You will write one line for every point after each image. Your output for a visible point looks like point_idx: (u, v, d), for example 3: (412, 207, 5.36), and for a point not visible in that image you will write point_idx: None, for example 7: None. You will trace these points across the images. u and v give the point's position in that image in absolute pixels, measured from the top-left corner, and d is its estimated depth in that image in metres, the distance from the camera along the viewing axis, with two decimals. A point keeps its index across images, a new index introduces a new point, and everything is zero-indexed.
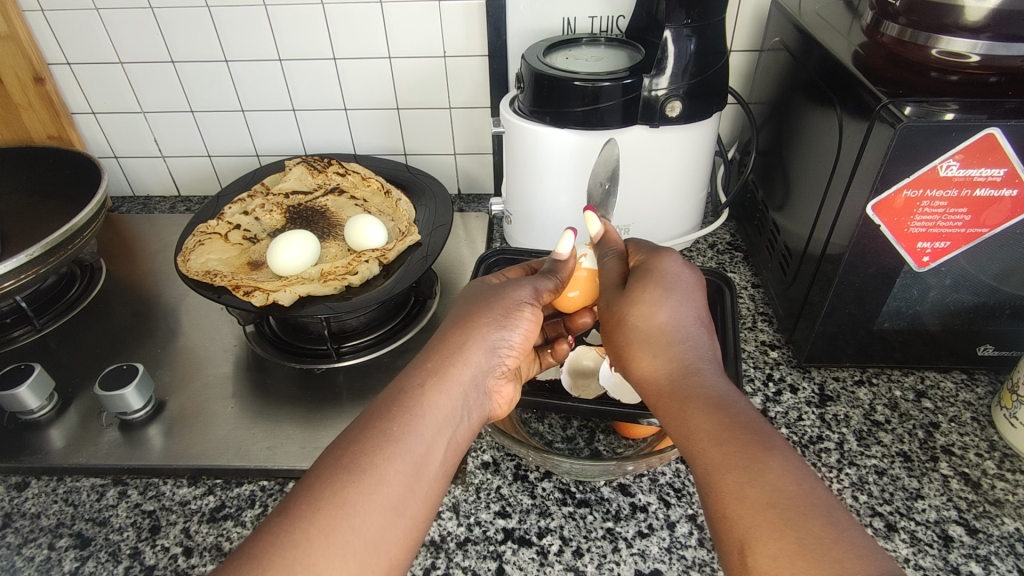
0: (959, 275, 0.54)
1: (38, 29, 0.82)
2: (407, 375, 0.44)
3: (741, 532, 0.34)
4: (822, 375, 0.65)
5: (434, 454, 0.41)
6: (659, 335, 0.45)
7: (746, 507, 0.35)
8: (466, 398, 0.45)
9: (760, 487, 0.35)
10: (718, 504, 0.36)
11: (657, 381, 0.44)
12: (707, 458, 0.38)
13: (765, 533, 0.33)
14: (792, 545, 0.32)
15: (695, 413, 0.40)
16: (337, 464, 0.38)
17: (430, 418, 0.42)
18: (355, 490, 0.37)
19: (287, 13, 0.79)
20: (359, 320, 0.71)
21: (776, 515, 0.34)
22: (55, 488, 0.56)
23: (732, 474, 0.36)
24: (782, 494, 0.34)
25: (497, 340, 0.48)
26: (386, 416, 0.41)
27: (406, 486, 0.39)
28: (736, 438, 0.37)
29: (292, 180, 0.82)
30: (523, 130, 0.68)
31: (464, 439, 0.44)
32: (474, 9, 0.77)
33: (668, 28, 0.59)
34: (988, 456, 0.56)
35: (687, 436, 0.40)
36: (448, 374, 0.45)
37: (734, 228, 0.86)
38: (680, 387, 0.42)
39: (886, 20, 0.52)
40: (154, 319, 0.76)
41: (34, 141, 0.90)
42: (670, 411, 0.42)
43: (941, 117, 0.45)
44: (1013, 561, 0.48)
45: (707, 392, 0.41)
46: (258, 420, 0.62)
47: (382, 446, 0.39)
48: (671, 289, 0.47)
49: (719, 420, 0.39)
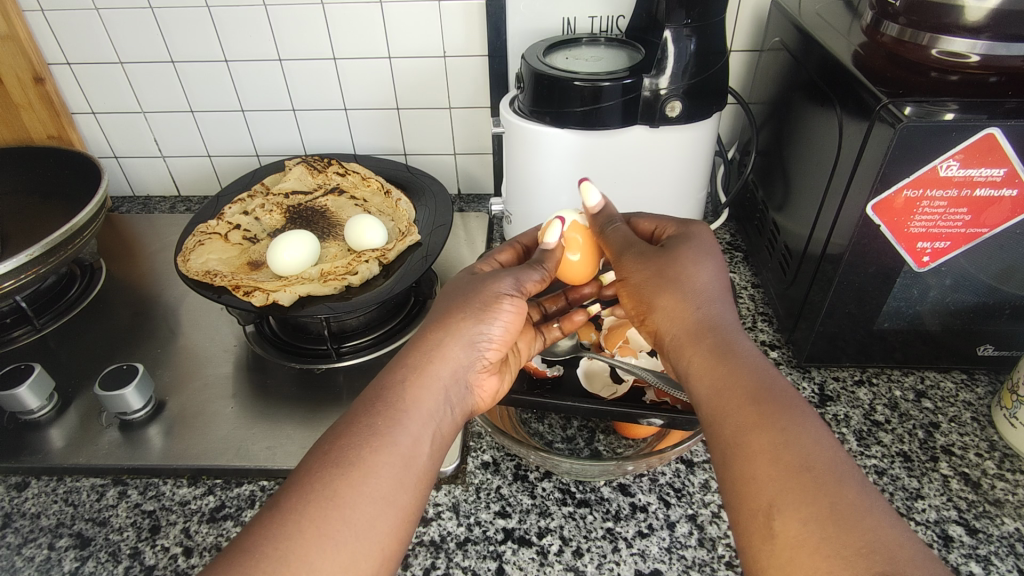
0: (959, 275, 0.54)
1: (38, 29, 0.82)
2: (389, 371, 0.45)
3: (770, 494, 0.34)
4: (822, 375, 0.65)
5: (422, 447, 0.41)
6: (696, 296, 0.45)
7: (777, 467, 0.35)
8: (447, 393, 0.45)
9: (793, 451, 0.35)
10: (747, 463, 0.36)
11: (690, 339, 0.44)
12: (739, 417, 0.38)
13: (795, 496, 0.34)
14: (824, 509, 0.32)
15: (730, 371, 0.40)
16: (324, 460, 0.38)
17: (416, 412, 0.42)
18: (344, 484, 0.37)
19: (287, 14, 0.79)
20: (359, 320, 0.71)
21: (808, 479, 0.34)
22: (55, 488, 0.56)
23: (765, 433, 0.36)
24: (814, 459, 0.35)
25: (476, 333, 0.47)
26: (370, 411, 0.41)
27: (397, 478, 0.39)
28: (771, 402, 0.38)
29: (292, 180, 0.82)
30: (523, 130, 0.68)
31: (450, 432, 0.45)
32: (475, 9, 0.77)
33: (668, 29, 0.59)
34: (988, 456, 0.56)
35: (719, 393, 0.40)
36: (428, 370, 0.45)
37: (734, 228, 0.86)
38: (713, 347, 0.42)
39: (886, 20, 0.52)
40: (154, 319, 0.76)
41: (34, 142, 0.90)
42: (702, 369, 0.42)
43: (941, 117, 0.45)
44: (1013, 561, 0.48)
45: (746, 356, 0.41)
46: (258, 420, 0.62)
47: (370, 441, 0.40)
48: (708, 256, 0.48)
49: (756, 381, 0.39)
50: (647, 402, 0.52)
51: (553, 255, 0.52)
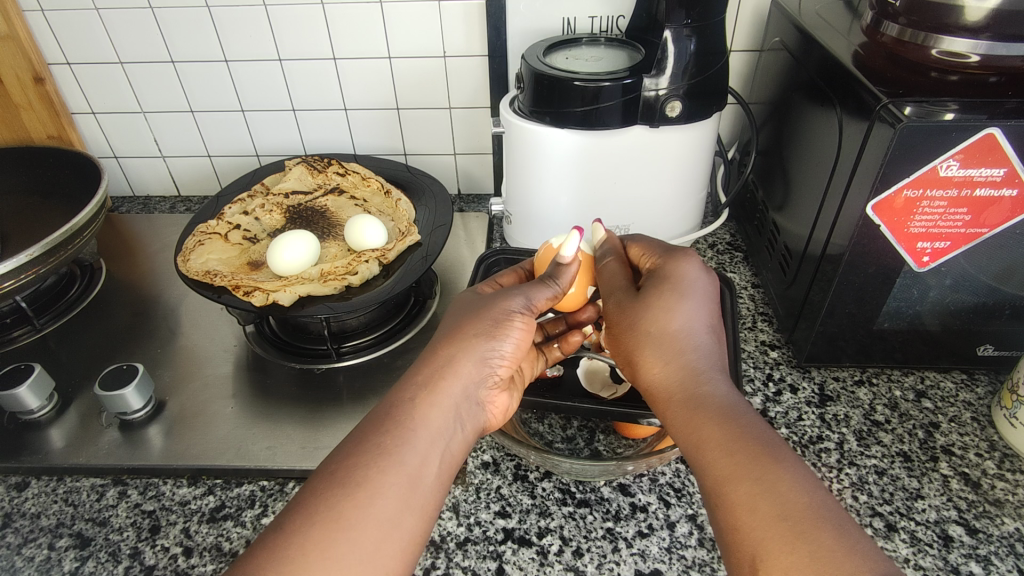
0: (959, 275, 0.54)
1: (38, 29, 0.82)
2: (398, 387, 0.45)
3: (753, 545, 0.34)
4: (822, 375, 0.65)
5: (429, 466, 0.41)
6: (669, 341, 0.45)
7: (758, 519, 0.35)
8: (457, 410, 0.45)
9: (773, 500, 0.35)
10: (729, 516, 0.36)
11: (666, 389, 0.44)
12: (719, 467, 0.38)
13: (777, 546, 0.34)
14: (806, 558, 0.33)
15: (706, 421, 0.40)
16: (331, 479, 0.39)
17: (424, 431, 0.42)
18: (349, 503, 0.38)
19: (286, 13, 0.79)
20: (359, 320, 0.71)
21: (788, 529, 0.34)
22: (55, 488, 0.56)
23: (744, 485, 0.36)
24: (794, 507, 0.35)
25: (487, 351, 0.47)
26: (378, 429, 0.41)
27: (402, 498, 0.39)
28: (749, 449, 0.38)
29: (292, 180, 0.82)
30: (523, 130, 0.68)
31: (460, 450, 0.44)
32: (475, 9, 0.77)
33: (668, 29, 0.59)
34: (988, 456, 0.56)
35: (696, 445, 0.40)
36: (438, 388, 0.45)
37: (734, 228, 0.86)
38: (689, 396, 0.42)
39: (886, 20, 0.52)
40: (154, 319, 0.76)
41: (34, 142, 0.90)
42: (679, 419, 0.42)
43: (941, 117, 0.45)
44: (1013, 561, 0.48)
45: (723, 401, 0.41)
46: (257, 419, 0.62)
47: (376, 460, 0.40)
48: (683, 294, 0.47)
49: (731, 430, 0.39)
50: (647, 402, 0.52)
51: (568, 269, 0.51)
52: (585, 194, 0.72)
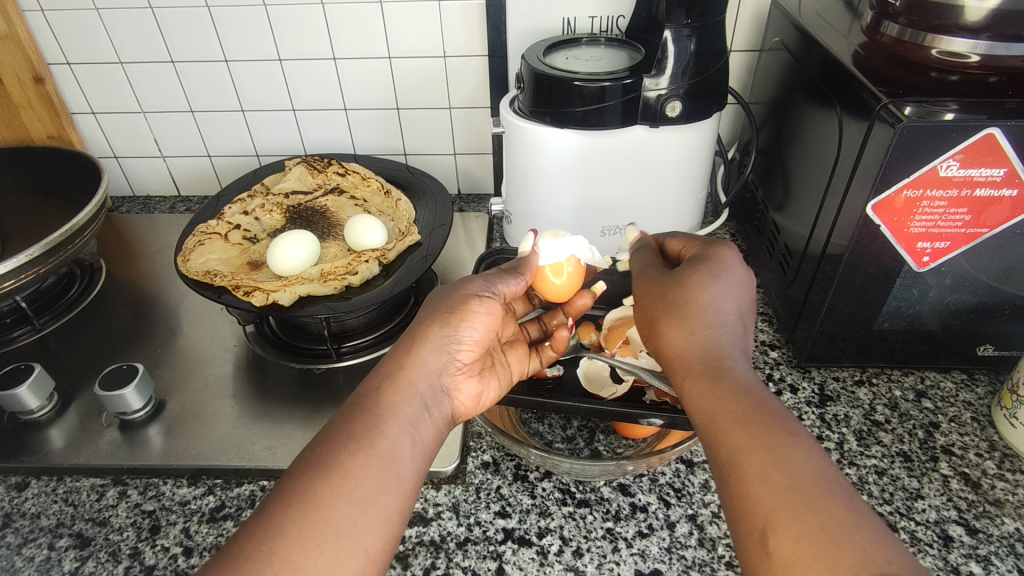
0: (959, 275, 0.54)
1: (38, 29, 0.82)
2: (364, 384, 0.45)
3: (765, 514, 0.34)
4: (822, 375, 0.65)
5: (403, 450, 0.41)
6: (698, 317, 0.44)
7: (770, 488, 0.35)
8: (425, 397, 0.45)
9: (785, 470, 0.35)
10: (741, 484, 0.36)
11: (687, 358, 0.43)
12: (732, 436, 0.38)
13: (789, 516, 0.34)
14: (816, 528, 0.33)
15: (725, 392, 0.40)
16: (306, 465, 0.39)
17: (393, 418, 0.42)
18: (325, 488, 0.38)
19: (286, 14, 0.79)
20: (358, 320, 0.71)
21: (800, 499, 0.34)
22: (55, 488, 0.56)
23: (759, 455, 0.36)
24: (805, 479, 0.35)
25: (444, 337, 0.48)
26: (348, 418, 0.42)
27: (379, 480, 0.39)
28: (766, 422, 0.38)
29: (292, 180, 0.82)
30: (523, 130, 0.68)
31: (432, 436, 0.45)
32: (475, 9, 0.77)
33: (668, 28, 0.59)
34: (988, 456, 0.56)
35: (714, 414, 0.39)
36: (402, 376, 0.45)
37: (734, 228, 0.86)
38: (709, 366, 0.42)
39: (886, 20, 0.52)
40: (154, 319, 0.76)
41: (34, 142, 0.90)
42: (694, 387, 0.41)
43: (941, 117, 0.45)
44: (1013, 561, 0.48)
45: (742, 375, 0.41)
46: (257, 420, 0.62)
47: (349, 446, 0.40)
48: (720, 275, 0.46)
49: (749, 402, 0.39)
50: (648, 402, 0.52)
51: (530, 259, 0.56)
52: (585, 194, 0.72)
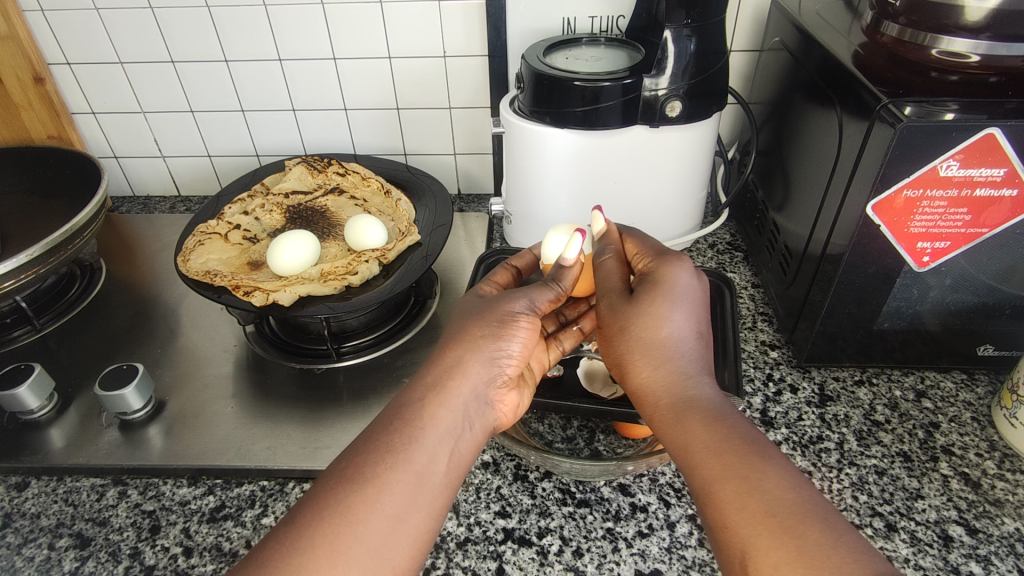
0: (959, 275, 0.54)
1: (38, 29, 0.82)
2: (408, 389, 0.45)
3: (743, 543, 0.35)
4: (822, 375, 0.65)
5: (437, 464, 0.41)
6: (658, 348, 0.45)
7: (745, 517, 0.35)
8: (467, 409, 0.45)
9: (759, 497, 0.35)
10: (718, 515, 0.36)
11: (656, 393, 0.44)
12: (705, 469, 0.38)
13: (766, 542, 0.34)
14: (794, 553, 0.33)
15: (694, 425, 0.40)
16: (342, 475, 0.39)
17: (433, 430, 0.42)
18: (360, 500, 0.38)
19: (286, 14, 0.79)
20: (359, 320, 0.71)
21: (775, 524, 0.34)
22: (55, 488, 0.56)
23: (731, 485, 0.36)
24: (780, 502, 0.35)
25: (494, 351, 0.47)
26: (387, 428, 0.42)
27: (411, 495, 0.39)
28: (736, 449, 0.38)
29: (292, 180, 0.82)
30: (523, 130, 0.68)
31: (470, 449, 0.44)
32: (474, 9, 0.77)
33: (668, 29, 0.59)
34: (988, 456, 0.56)
35: (685, 448, 0.40)
36: (447, 387, 0.45)
37: (734, 228, 0.86)
38: (676, 401, 0.42)
39: (886, 20, 0.52)
40: (154, 319, 0.76)
41: (34, 142, 0.90)
42: (667, 424, 0.42)
43: (941, 117, 0.45)
44: (1013, 561, 0.48)
45: (710, 405, 0.41)
46: (257, 420, 0.62)
47: (386, 457, 0.40)
48: (675, 300, 0.46)
49: (717, 431, 0.39)
50: None
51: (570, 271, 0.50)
52: (585, 194, 0.72)
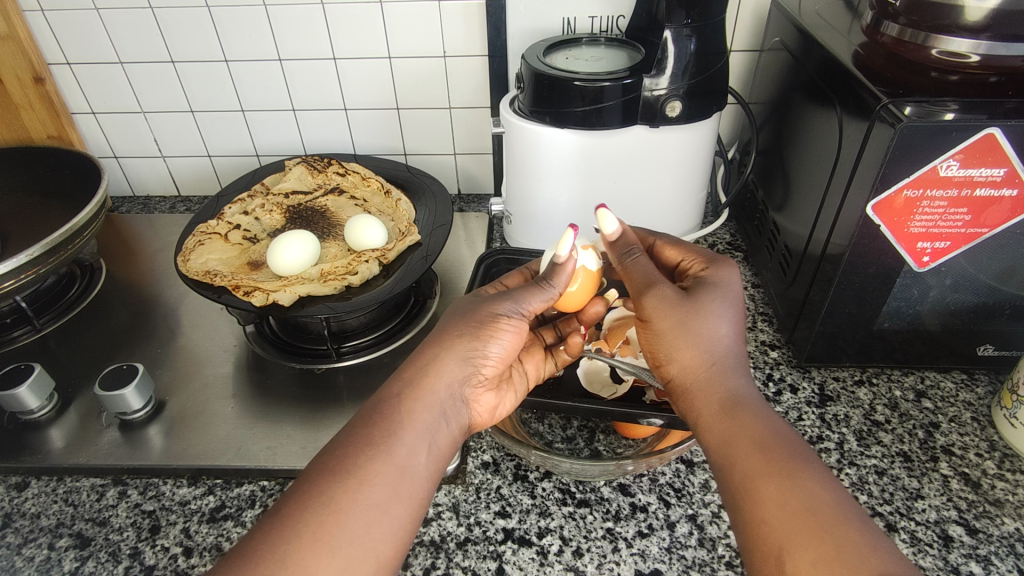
0: (959, 275, 0.54)
1: (38, 29, 0.82)
2: (385, 386, 0.45)
3: (779, 538, 0.35)
4: (822, 375, 0.65)
5: (417, 458, 0.41)
6: (705, 347, 0.44)
7: (785, 515, 0.35)
8: (443, 406, 0.45)
9: (800, 497, 0.36)
10: (755, 510, 0.36)
11: (698, 389, 0.43)
12: (745, 465, 0.38)
13: (803, 540, 0.34)
14: (830, 552, 0.33)
15: (736, 422, 0.40)
16: (321, 469, 0.39)
17: (411, 424, 0.42)
18: (341, 492, 0.38)
19: (286, 14, 0.79)
20: (359, 320, 0.71)
21: (814, 523, 0.34)
22: (55, 488, 0.56)
23: (772, 482, 0.37)
24: (819, 503, 0.35)
25: (470, 351, 0.47)
26: (365, 422, 0.42)
27: (392, 486, 0.39)
28: (777, 449, 0.38)
29: (292, 180, 0.82)
30: (523, 130, 0.68)
31: (448, 445, 0.44)
32: (474, 8, 0.77)
33: (668, 28, 0.59)
34: (988, 456, 0.56)
35: (726, 444, 0.40)
36: (423, 384, 0.45)
37: (734, 228, 0.86)
38: (717, 399, 0.42)
39: (886, 19, 0.52)
40: (154, 319, 0.76)
41: (34, 142, 0.90)
42: (706, 419, 0.42)
43: (941, 117, 0.45)
44: (1013, 561, 0.48)
45: (753, 404, 0.41)
46: (257, 420, 0.62)
47: (366, 451, 0.40)
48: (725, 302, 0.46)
49: (760, 430, 0.39)
50: (649, 402, 0.52)
51: (563, 268, 0.50)
52: (585, 193, 0.72)
